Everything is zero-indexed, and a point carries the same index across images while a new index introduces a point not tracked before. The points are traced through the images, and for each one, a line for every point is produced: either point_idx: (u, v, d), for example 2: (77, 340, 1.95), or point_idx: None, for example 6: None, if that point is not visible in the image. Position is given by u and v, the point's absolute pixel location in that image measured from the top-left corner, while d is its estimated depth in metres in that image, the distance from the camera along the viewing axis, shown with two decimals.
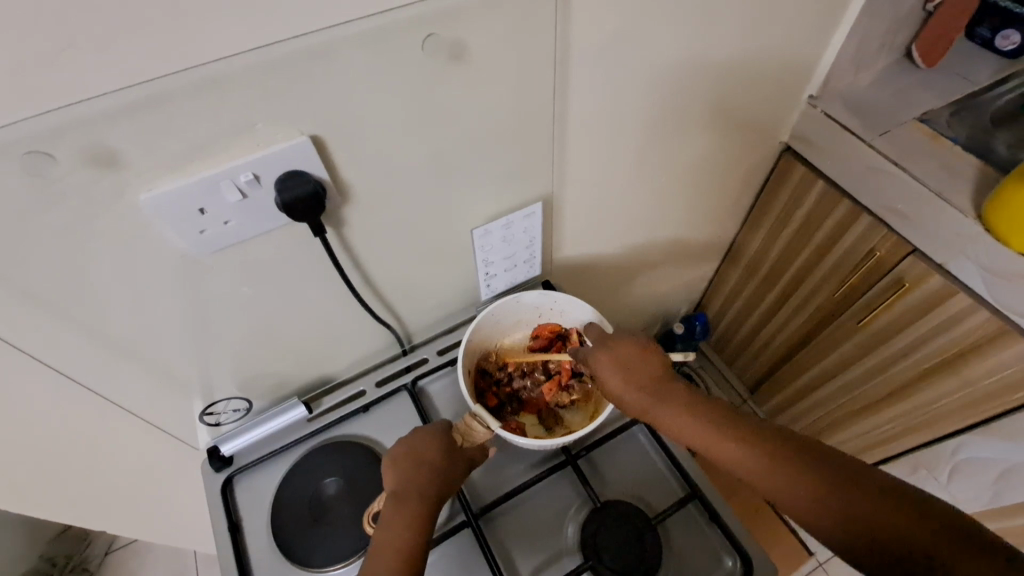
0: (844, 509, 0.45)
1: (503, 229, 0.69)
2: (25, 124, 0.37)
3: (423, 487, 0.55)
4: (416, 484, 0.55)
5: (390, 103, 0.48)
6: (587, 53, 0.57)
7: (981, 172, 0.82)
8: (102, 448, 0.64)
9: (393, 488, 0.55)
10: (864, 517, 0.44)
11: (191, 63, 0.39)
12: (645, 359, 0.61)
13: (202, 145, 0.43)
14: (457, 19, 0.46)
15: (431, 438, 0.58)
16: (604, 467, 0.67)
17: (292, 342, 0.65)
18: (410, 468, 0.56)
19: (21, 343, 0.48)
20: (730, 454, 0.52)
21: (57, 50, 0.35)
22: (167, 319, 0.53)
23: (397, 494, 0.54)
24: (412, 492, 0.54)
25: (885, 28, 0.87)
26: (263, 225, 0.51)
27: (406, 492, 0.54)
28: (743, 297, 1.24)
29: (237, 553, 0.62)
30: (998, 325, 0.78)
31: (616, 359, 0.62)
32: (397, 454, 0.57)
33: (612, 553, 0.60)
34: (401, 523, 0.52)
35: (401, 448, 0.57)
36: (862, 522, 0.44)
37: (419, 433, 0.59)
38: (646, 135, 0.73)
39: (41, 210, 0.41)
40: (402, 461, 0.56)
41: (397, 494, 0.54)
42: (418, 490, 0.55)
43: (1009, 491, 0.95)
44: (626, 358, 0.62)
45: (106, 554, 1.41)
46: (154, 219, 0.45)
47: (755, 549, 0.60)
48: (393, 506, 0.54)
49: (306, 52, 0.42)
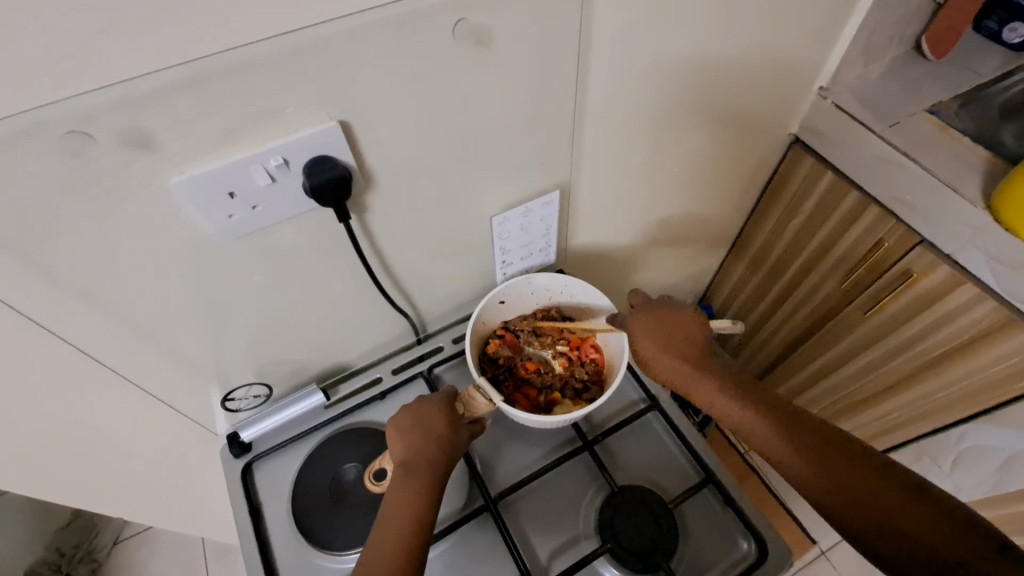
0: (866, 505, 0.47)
1: (521, 217, 0.69)
2: (63, 105, 0.37)
3: (426, 455, 0.56)
4: (421, 453, 0.56)
5: (415, 86, 0.48)
6: (608, 43, 0.57)
7: (989, 163, 0.83)
8: (122, 432, 0.65)
9: (398, 456, 0.56)
10: (881, 505, 0.47)
11: (226, 46, 0.39)
12: (689, 327, 0.63)
13: (235, 128, 0.43)
14: (483, 6, 0.46)
15: (434, 406, 0.59)
16: (618, 453, 0.68)
17: (310, 330, 0.66)
18: (415, 437, 0.57)
19: (51, 324, 0.49)
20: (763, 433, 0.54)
21: (95, 32, 0.35)
22: (192, 303, 0.54)
23: (403, 463, 0.56)
24: (417, 461, 0.55)
25: (895, 21, 0.87)
26: (290, 210, 0.51)
27: (410, 460, 0.56)
28: (748, 289, 1.25)
29: (260, 536, 0.62)
30: (1004, 314, 0.80)
31: (659, 322, 0.64)
32: (399, 424, 0.58)
33: (630, 536, 0.61)
34: (406, 492, 0.53)
35: (404, 417, 0.59)
36: (871, 508, 0.47)
37: (422, 401, 0.60)
38: (662, 125, 0.74)
39: (75, 190, 0.41)
40: (405, 430, 0.57)
41: (401, 464, 0.56)
42: (423, 460, 0.56)
43: (1009, 480, 0.97)
44: (669, 325, 0.64)
45: (115, 543, 1.42)
46: (185, 203, 0.45)
47: (769, 532, 0.61)
48: (397, 474, 0.55)
49: (337, 38, 0.42)
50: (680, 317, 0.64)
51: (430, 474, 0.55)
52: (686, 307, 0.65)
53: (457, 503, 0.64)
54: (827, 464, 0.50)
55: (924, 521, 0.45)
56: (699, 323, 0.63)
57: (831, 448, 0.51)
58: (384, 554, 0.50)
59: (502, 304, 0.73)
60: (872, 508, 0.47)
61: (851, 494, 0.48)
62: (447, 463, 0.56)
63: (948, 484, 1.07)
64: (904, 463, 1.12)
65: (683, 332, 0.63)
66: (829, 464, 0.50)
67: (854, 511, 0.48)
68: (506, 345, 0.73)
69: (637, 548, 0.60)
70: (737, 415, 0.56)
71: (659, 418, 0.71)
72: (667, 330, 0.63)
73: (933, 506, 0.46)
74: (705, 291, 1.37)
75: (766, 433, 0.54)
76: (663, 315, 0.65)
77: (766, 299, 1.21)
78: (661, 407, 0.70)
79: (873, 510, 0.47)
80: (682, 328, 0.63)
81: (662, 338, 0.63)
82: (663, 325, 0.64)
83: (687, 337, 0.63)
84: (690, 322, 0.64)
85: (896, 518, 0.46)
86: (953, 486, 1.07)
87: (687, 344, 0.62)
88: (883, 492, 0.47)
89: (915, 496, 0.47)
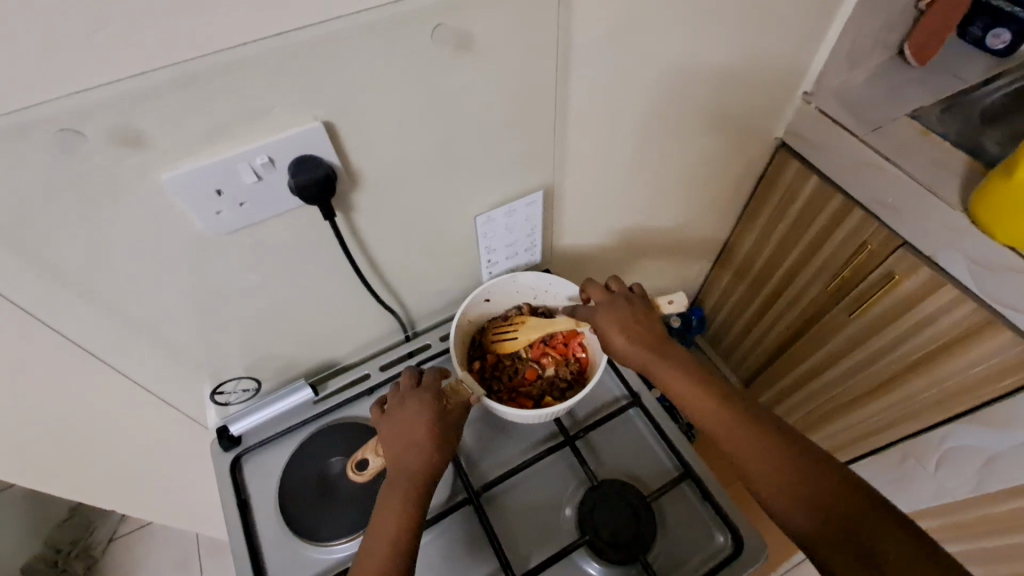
0: (817, 505, 0.50)
1: (506, 217, 0.71)
2: (57, 102, 0.39)
3: (411, 456, 0.57)
4: (405, 458, 0.57)
5: (398, 89, 0.50)
6: (588, 47, 0.59)
7: (969, 167, 0.85)
8: (114, 423, 0.66)
9: (388, 464, 0.58)
10: (825, 503, 0.50)
11: (214, 49, 0.41)
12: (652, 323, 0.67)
13: (224, 127, 0.45)
14: (463, 12, 0.48)
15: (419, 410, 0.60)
16: (600, 448, 0.70)
17: (298, 326, 0.67)
18: (401, 444, 0.58)
19: (45, 315, 0.50)
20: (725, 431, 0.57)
21: (89, 34, 0.37)
22: (181, 298, 0.55)
23: (391, 469, 0.57)
24: (402, 463, 0.57)
25: (878, 27, 0.89)
26: (277, 206, 0.52)
27: (399, 459, 0.58)
28: (737, 294, 1.27)
29: (248, 527, 0.64)
30: (983, 316, 0.81)
31: (624, 320, 0.66)
32: (388, 430, 0.60)
33: (609, 529, 0.62)
34: (394, 501, 0.55)
35: (390, 426, 0.60)
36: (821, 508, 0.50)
37: (406, 405, 0.61)
38: (646, 128, 0.75)
39: (69, 183, 0.43)
40: (391, 437, 0.59)
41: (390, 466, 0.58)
42: (410, 466, 0.57)
43: (991, 482, 0.97)
44: (633, 323, 0.66)
45: (111, 539, 1.43)
46: (175, 199, 0.47)
47: (745, 526, 0.63)
48: (386, 482, 0.57)
49: (321, 42, 0.44)
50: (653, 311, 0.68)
51: (416, 480, 0.56)
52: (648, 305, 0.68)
53: (441, 496, 0.65)
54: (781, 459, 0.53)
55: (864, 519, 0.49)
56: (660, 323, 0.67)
57: (783, 451, 0.54)
58: (382, 536, 0.54)
59: (488, 302, 0.74)
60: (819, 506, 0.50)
61: (802, 490, 0.51)
62: (434, 465, 0.57)
63: (934, 486, 1.08)
64: (892, 464, 1.12)
65: (653, 326, 0.66)
66: (784, 460, 0.53)
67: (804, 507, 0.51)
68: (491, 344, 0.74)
69: (615, 540, 0.61)
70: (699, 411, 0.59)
71: (640, 414, 0.72)
72: (632, 326, 0.66)
73: (873, 505, 0.49)
74: (697, 293, 1.38)
75: (728, 431, 0.57)
76: (628, 313, 0.67)
77: (755, 302, 1.23)
78: (643, 404, 0.71)
79: (821, 505, 0.50)
80: (645, 324, 0.66)
81: (627, 334, 0.65)
82: (628, 322, 0.66)
83: (649, 332, 0.66)
84: (652, 320, 0.67)
85: (842, 513, 0.49)
86: (938, 488, 1.08)
87: (650, 342, 0.65)
88: (827, 490, 0.51)
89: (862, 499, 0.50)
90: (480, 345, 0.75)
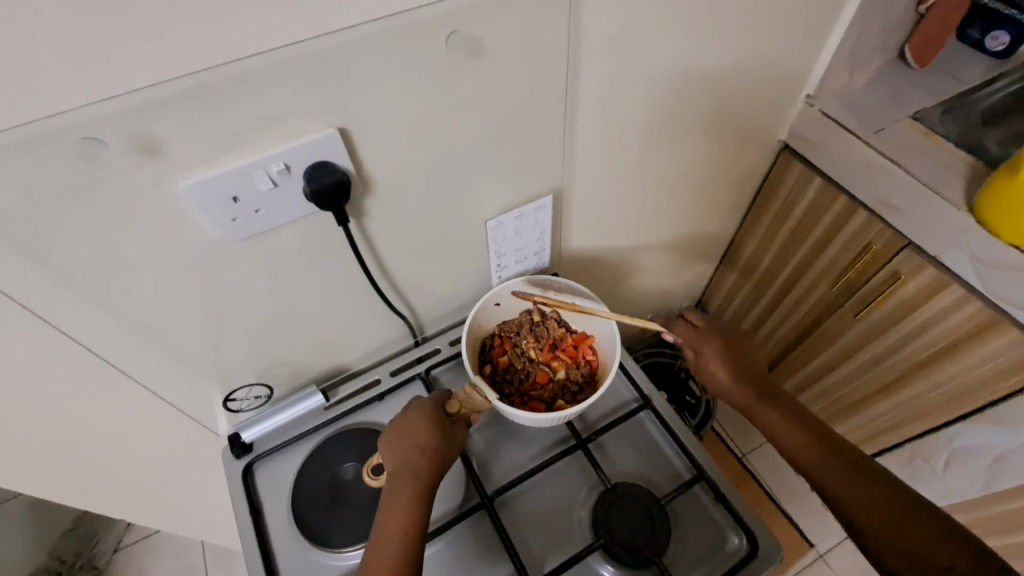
0: (894, 527, 0.52)
1: (515, 221, 0.71)
2: (76, 112, 0.39)
3: (413, 458, 0.58)
4: (408, 459, 0.58)
5: (410, 94, 0.50)
6: (596, 52, 0.60)
7: (972, 166, 0.85)
8: (125, 431, 0.66)
9: (390, 464, 0.58)
10: (905, 528, 0.52)
11: (230, 57, 0.41)
12: (746, 353, 0.69)
13: (240, 134, 0.46)
14: (474, 18, 0.49)
15: (420, 415, 0.61)
16: (611, 451, 0.70)
17: (309, 332, 0.67)
18: (402, 445, 0.59)
19: (61, 324, 0.51)
20: (810, 453, 0.59)
21: (107, 43, 0.37)
22: (194, 305, 0.55)
23: (394, 470, 0.58)
24: (405, 464, 0.58)
25: (879, 30, 0.90)
26: (292, 213, 0.53)
27: (402, 460, 0.58)
28: (742, 297, 1.27)
29: (260, 534, 0.64)
30: (990, 314, 0.82)
31: (724, 347, 0.69)
32: (391, 434, 0.60)
33: (623, 533, 0.62)
34: (399, 500, 0.56)
35: (391, 429, 0.61)
36: (900, 531, 0.52)
37: (409, 410, 0.62)
38: (652, 131, 0.76)
39: (89, 191, 0.43)
40: (393, 441, 0.59)
41: (393, 467, 0.58)
42: (412, 466, 0.58)
43: (1000, 479, 0.97)
44: (732, 350, 0.69)
45: (115, 551, 1.41)
46: (191, 207, 0.47)
47: (760, 528, 0.63)
48: (389, 483, 0.57)
49: (335, 49, 0.45)
50: (751, 347, 0.71)
51: (418, 478, 0.57)
52: (744, 338, 0.71)
53: (452, 501, 0.65)
54: (881, 497, 0.54)
55: (946, 546, 0.50)
56: (754, 354, 0.70)
57: (865, 478, 0.56)
58: (390, 534, 0.54)
59: (499, 306, 0.74)
60: (896, 526, 0.52)
61: (883, 510, 0.53)
62: (436, 461, 0.58)
63: (942, 484, 1.08)
64: (900, 463, 1.12)
65: (754, 363, 0.69)
66: (866, 485, 0.55)
67: (881, 525, 0.53)
68: (502, 348, 0.74)
69: (629, 544, 0.62)
70: (786, 432, 0.62)
71: (651, 417, 0.72)
72: (731, 354, 0.69)
73: (952, 534, 0.51)
74: (702, 295, 1.38)
75: (814, 452, 0.59)
76: (727, 341, 0.70)
77: (759, 304, 1.23)
78: (654, 406, 0.71)
79: (901, 527, 0.52)
80: (740, 353, 0.69)
81: (723, 358, 0.68)
82: (727, 350, 0.69)
83: (745, 360, 0.69)
84: (746, 350, 0.70)
85: (919, 536, 0.51)
86: (947, 487, 1.08)
87: (746, 369, 0.68)
88: (906, 516, 0.53)
89: (959, 542, 0.50)
90: (491, 349, 0.74)
